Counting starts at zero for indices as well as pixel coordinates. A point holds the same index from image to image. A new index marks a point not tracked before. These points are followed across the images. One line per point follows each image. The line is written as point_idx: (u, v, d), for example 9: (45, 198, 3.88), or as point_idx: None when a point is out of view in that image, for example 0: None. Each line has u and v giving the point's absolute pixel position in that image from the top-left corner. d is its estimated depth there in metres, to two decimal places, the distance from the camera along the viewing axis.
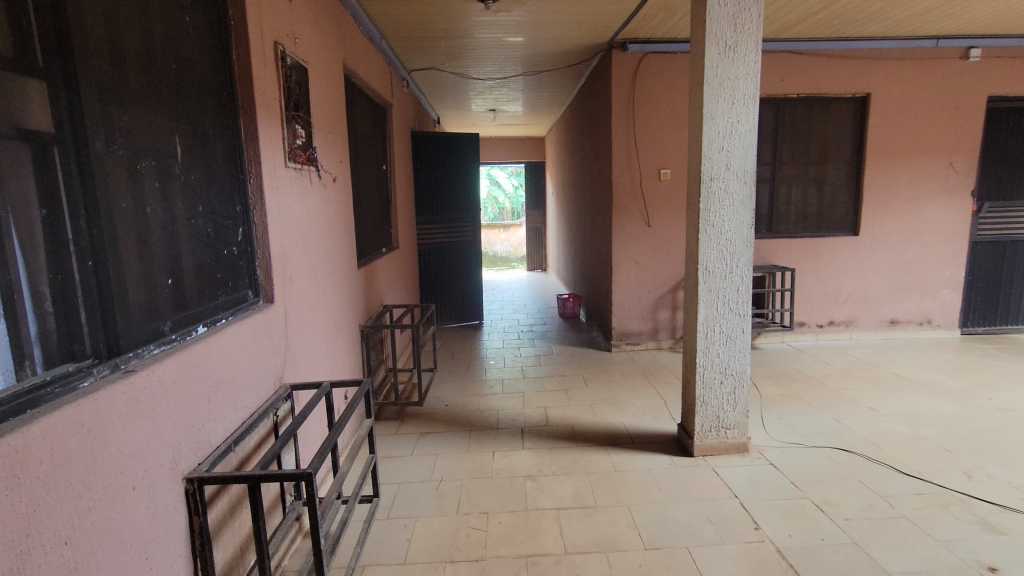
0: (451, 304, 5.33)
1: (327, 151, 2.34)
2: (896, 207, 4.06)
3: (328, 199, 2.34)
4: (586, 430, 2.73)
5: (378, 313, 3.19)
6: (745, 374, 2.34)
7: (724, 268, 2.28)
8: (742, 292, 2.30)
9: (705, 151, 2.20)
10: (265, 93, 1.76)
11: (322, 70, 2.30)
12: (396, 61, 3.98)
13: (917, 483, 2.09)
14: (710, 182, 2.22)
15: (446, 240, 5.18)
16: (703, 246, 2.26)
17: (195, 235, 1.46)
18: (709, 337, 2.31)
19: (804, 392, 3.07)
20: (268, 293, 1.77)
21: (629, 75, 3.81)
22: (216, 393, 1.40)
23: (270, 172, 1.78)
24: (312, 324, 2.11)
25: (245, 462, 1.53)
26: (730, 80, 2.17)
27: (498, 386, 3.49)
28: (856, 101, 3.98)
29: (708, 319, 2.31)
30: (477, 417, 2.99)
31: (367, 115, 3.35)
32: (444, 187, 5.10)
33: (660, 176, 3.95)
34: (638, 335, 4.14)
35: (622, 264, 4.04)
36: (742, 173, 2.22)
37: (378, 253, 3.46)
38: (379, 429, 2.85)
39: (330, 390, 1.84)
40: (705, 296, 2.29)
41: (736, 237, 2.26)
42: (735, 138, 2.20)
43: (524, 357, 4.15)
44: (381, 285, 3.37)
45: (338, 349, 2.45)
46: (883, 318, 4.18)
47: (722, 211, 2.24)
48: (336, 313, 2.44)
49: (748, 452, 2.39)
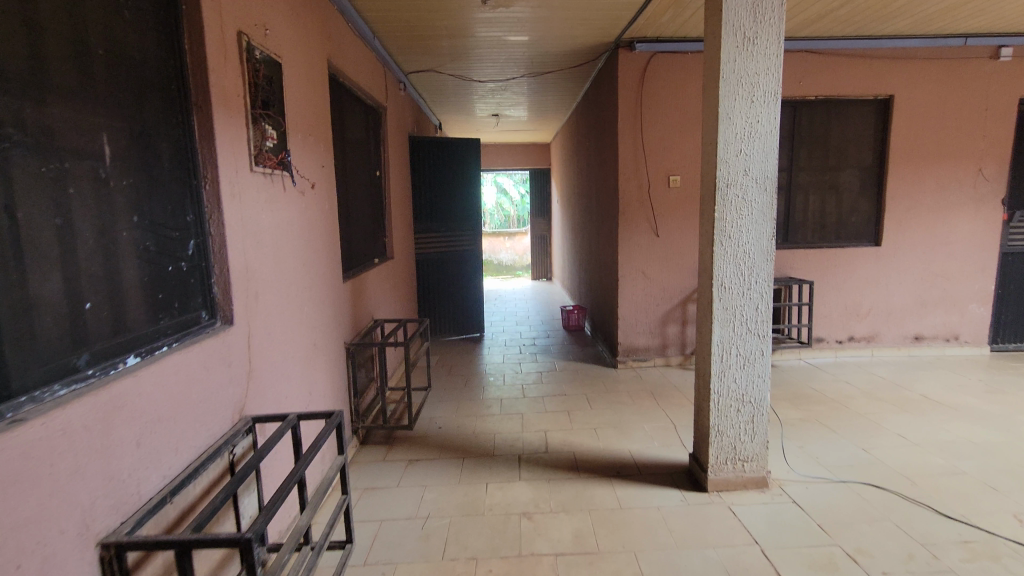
0: (450, 316, 5.12)
1: (306, 155, 2.15)
2: (921, 215, 3.82)
3: (306, 207, 2.14)
4: (589, 458, 2.51)
5: (367, 328, 2.98)
6: (764, 401, 2.12)
7: (742, 284, 2.05)
8: (761, 311, 2.07)
9: (721, 154, 1.99)
10: (225, 87, 1.56)
11: (300, 67, 2.10)
12: (391, 62, 3.79)
13: (962, 528, 1.86)
14: (726, 187, 2.00)
15: (445, 250, 4.99)
16: (718, 259, 2.04)
17: (131, 251, 1.25)
18: (724, 361, 2.09)
19: (826, 417, 2.83)
20: (227, 313, 1.57)
21: (637, 76, 3.60)
22: (150, 434, 1.20)
23: (231, 177, 1.59)
24: (284, 345, 1.91)
25: (189, 512, 1.32)
26: (749, 75, 1.96)
27: (496, 406, 3.27)
28: (878, 104, 3.75)
29: (723, 340, 2.08)
30: (471, 442, 2.77)
31: (357, 118, 3.15)
32: (443, 194, 4.91)
33: (670, 183, 3.74)
34: (645, 351, 3.91)
35: (629, 275, 3.82)
36: (762, 178, 2.01)
37: (368, 265, 3.25)
38: (364, 455, 2.64)
39: (298, 423, 1.62)
40: (720, 316, 2.07)
41: (756, 249, 2.04)
42: (754, 139, 1.99)
43: (525, 373, 3.94)
44: (371, 298, 3.16)
45: (318, 371, 2.25)
46: (907, 334, 3.94)
47: (739, 221, 2.03)
48: (315, 331, 2.25)
49: (767, 487, 2.16)
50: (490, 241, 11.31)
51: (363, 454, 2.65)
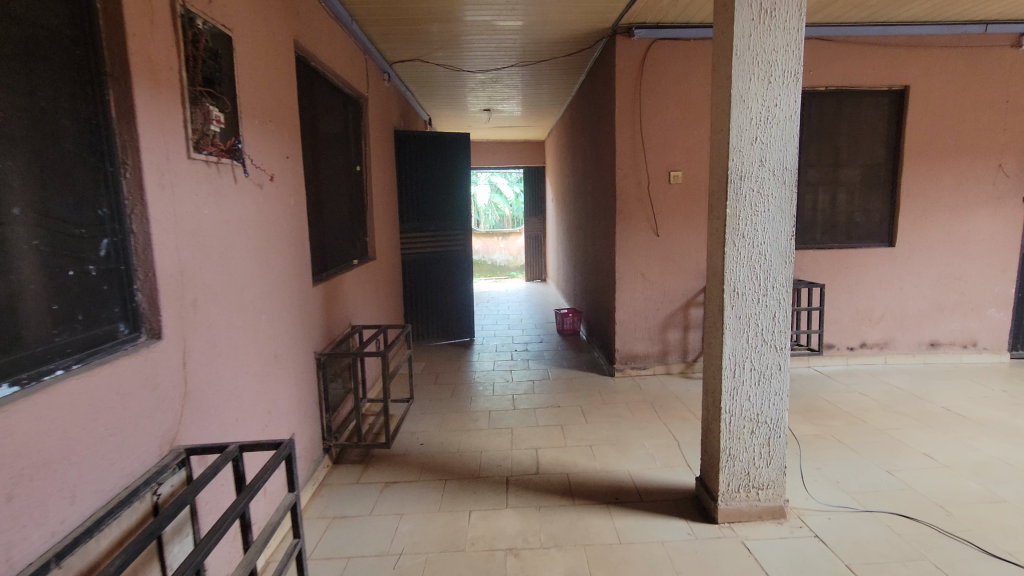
0: (439, 319, 4.87)
1: (264, 144, 1.90)
2: (937, 214, 3.60)
3: (263, 203, 1.89)
4: (585, 482, 2.27)
5: (342, 335, 2.74)
6: (782, 420, 1.88)
7: (757, 290, 1.82)
8: (778, 320, 1.84)
9: (733, 142, 1.75)
10: (152, 55, 1.30)
11: (258, 43, 1.86)
12: (373, 50, 3.54)
13: (1011, 571, 1.63)
14: (739, 180, 1.76)
15: (433, 250, 4.75)
16: (730, 261, 1.80)
17: (16, 251, 0.99)
18: (736, 376, 1.85)
19: (843, 434, 2.60)
20: (152, 325, 1.31)
21: (636, 65, 3.36)
22: (29, 484, 0.94)
23: (163, 164, 1.33)
24: (232, 358, 1.65)
25: (91, 572, 1.06)
26: (767, 52, 1.72)
27: (484, 419, 3.03)
28: (892, 95, 3.53)
29: (735, 353, 1.84)
30: (455, 461, 2.52)
31: (333, 107, 2.91)
32: (431, 192, 4.67)
33: (671, 179, 3.50)
34: (644, 358, 3.68)
35: (628, 278, 3.58)
36: (780, 169, 1.77)
37: (345, 267, 3.00)
38: (337, 478, 2.39)
39: (239, 454, 1.36)
40: (732, 325, 1.83)
41: (773, 251, 1.80)
42: (772, 124, 1.75)
43: (517, 381, 3.70)
44: (348, 303, 2.92)
45: (280, 388, 2.00)
46: (922, 341, 3.72)
47: (755, 218, 1.79)
48: (277, 342, 1.99)
49: (785, 518, 1.93)
50: (484, 241, 11.07)
51: (335, 476, 2.41)
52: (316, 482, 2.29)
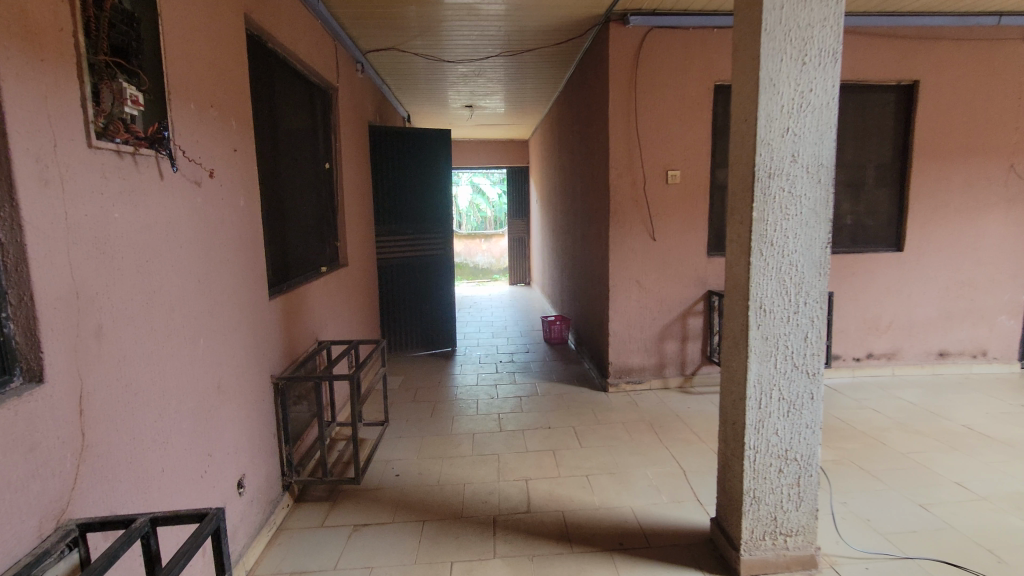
0: (418, 328, 4.56)
1: (202, 133, 1.59)
2: (947, 217, 3.40)
3: (201, 204, 1.58)
4: (583, 522, 1.99)
5: (306, 355, 2.43)
6: (813, 457, 1.62)
7: (787, 306, 1.55)
8: (811, 342, 1.57)
9: (762, 133, 1.48)
10: (31, 9, 0.99)
11: (193, 11, 1.54)
12: (345, 37, 3.24)
13: None
14: (767, 177, 1.50)
15: (412, 255, 4.44)
16: (756, 273, 1.53)
17: None
18: (762, 407, 1.59)
19: (862, 459, 2.36)
20: (32, 363, 0.99)
21: (630, 54, 3.10)
22: None
23: (49, 152, 1.02)
24: (154, 396, 1.33)
25: None
26: (801, 27, 1.46)
27: (467, 443, 2.73)
28: (901, 90, 3.31)
29: (761, 380, 1.58)
30: (434, 497, 2.22)
31: (295, 95, 2.59)
32: (410, 193, 4.37)
33: (668, 179, 3.24)
34: (640, 371, 3.41)
35: (622, 285, 3.32)
36: (814, 165, 1.51)
37: (311, 275, 2.69)
38: (298, 520, 2.08)
39: (151, 529, 1.04)
40: (757, 348, 1.57)
41: (806, 262, 1.54)
42: (806, 113, 1.49)
43: (502, 398, 3.41)
44: (313, 316, 2.60)
45: (224, 423, 1.69)
46: (930, 350, 3.51)
47: (785, 223, 1.52)
48: (221, 368, 1.68)
49: (817, 569, 1.67)
50: (466, 243, 10.80)
51: (296, 518, 2.09)
52: (272, 527, 1.98)
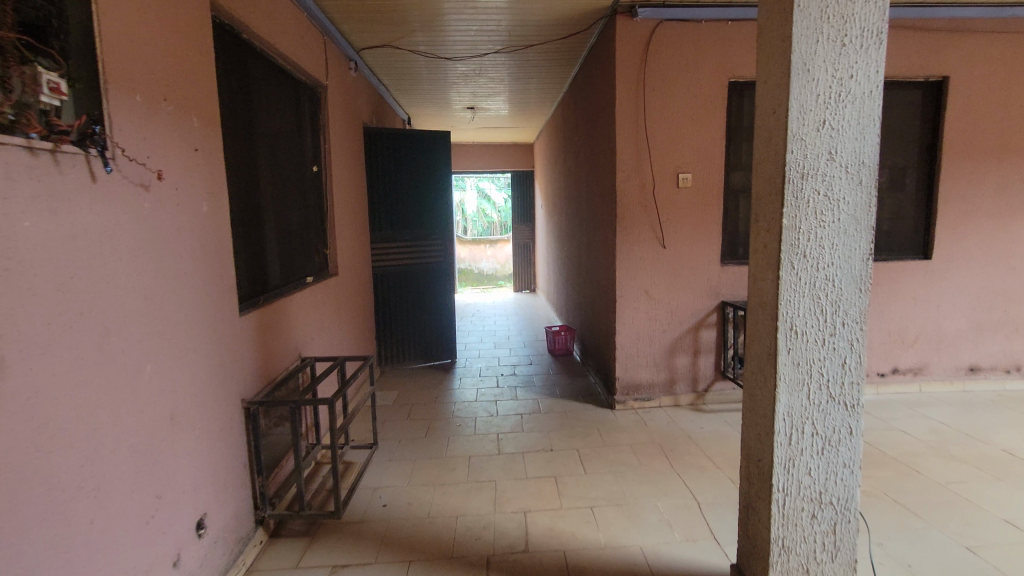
0: (416, 339, 4.36)
1: (150, 130, 1.40)
2: (978, 222, 3.17)
3: (149, 211, 1.39)
4: (586, 565, 1.78)
5: (285, 374, 2.24)
6: (851, 501, 1.40)
7: (822, 328, 1.34)
8: (850, 369, 1.36)
9: (794, 126, 1.27)
10: None
11: None
12: (335, 32, 3.05)
13: None
14: (800, 178, 1.29)
15: (410, 262, 4.25)
16: (786, 290, 1.33)
17: None
18: (793, 443, 1.37)
19: (896, 490, 2.13)
20: None
21: (639, 49, 2.90)
22: None
23: None
24: (78, 436, 1.14)
25: None
26: (841, 3, 1.25)
27: (463, 467, 2.52)
28: (929, 87, 3.09)
29: (791, 413, 1.37)
30: (422, 532, 2.01)
31: (276, 93, 2.40)
32: (407, 197, 4.18)
33: (678, 182, 3.03)
34: (649, 387, 3.20)
35: (630, 295, 3.10)
36: (854, 164, 1.29)
37: (293, 286, 2.49)
38: (271, 559, 1.88)
39: None
40: (788, 376, 1.35)
41: (845, 276, 1.33)
42: (845, 103, 1.28)
43: (502, 415, 3.21)
44: (294, 330, 2.40)
45: (178, 458, 1.50)
46: (961, 365, 3.28)
47: (821, 230, 1.31)
48: (174, 397, 1.49)
49: None
50: (470, 248, 10.62)
51: (269, 556, 1.90)
52: (240, 570, 1.78)
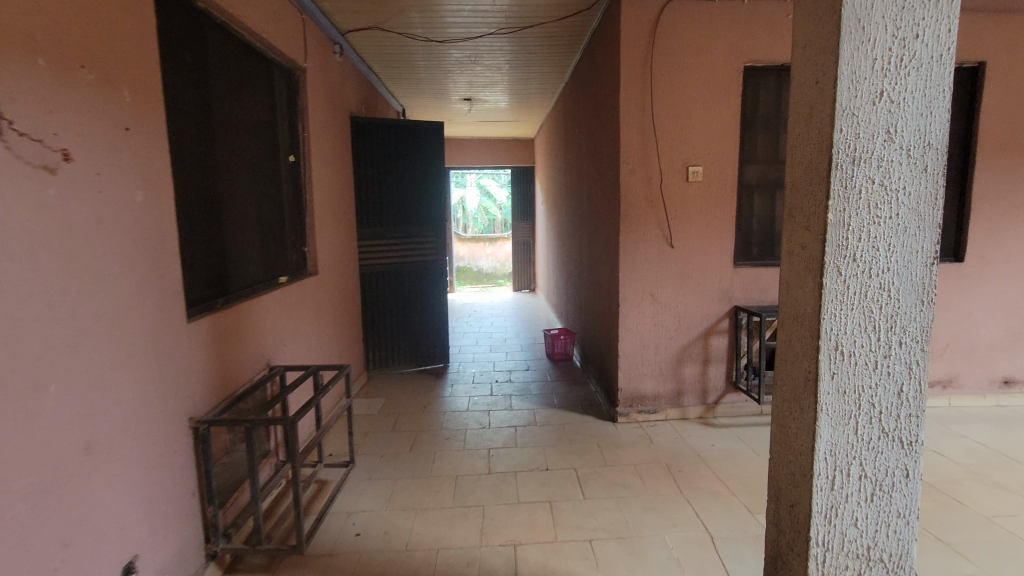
0: (407, 342, 4.11)
1: (58, 102, 1.16)
2: (1015, 222, 2.91)
3: (56, 200, 1.15)
4: None
5: (247, 387, 1.99)
6: (905, 557, 1.16)
7: (873, 348, 1.09)
8: (906, 398, 1.11)
9: (844, 98, 1.02)
10: None
11: None
12: (315, 10, 2.80)
13: None
14: (850, 163, 1.04)
15: (400, 261, 4.00)
16: (830, 303, 1.08)
17: None
18: (836, 488, 1.13)
19: (938, 526, 1.88)
20: None
21: (646, 28, 2.64)
22: None
23: None
24: None
25: None
26: None
27: (448, 489, 2.28)
28: (963, 74, 2.83)
29: (834, 451, 1.12)
30: (398, 569, 1.77)
31: (241, 71, 2.15)
32: (398, 192, 3.92)
33: (688, 175, 2.78)
34: (654, 399, 2.95)
35: (634, 299, 2.85)
36: (918, 146, 1.04)
37: (263, 287, 2.25)
38: None
39: None
40: (830, 406, 1.11)
41: (903, 286, 1.08)
42: (907, 70, 1.03)
43: (495, 427, 2.96)
44: (260, 338, 2.16)
45: (98, 495, 1.26)
46: (994, 377, 3.02)
47: (875, 228, 1.06)
48: (90, 423, 1.25)
49: None
50: (470, 246, 10.37)
51: None
52: None
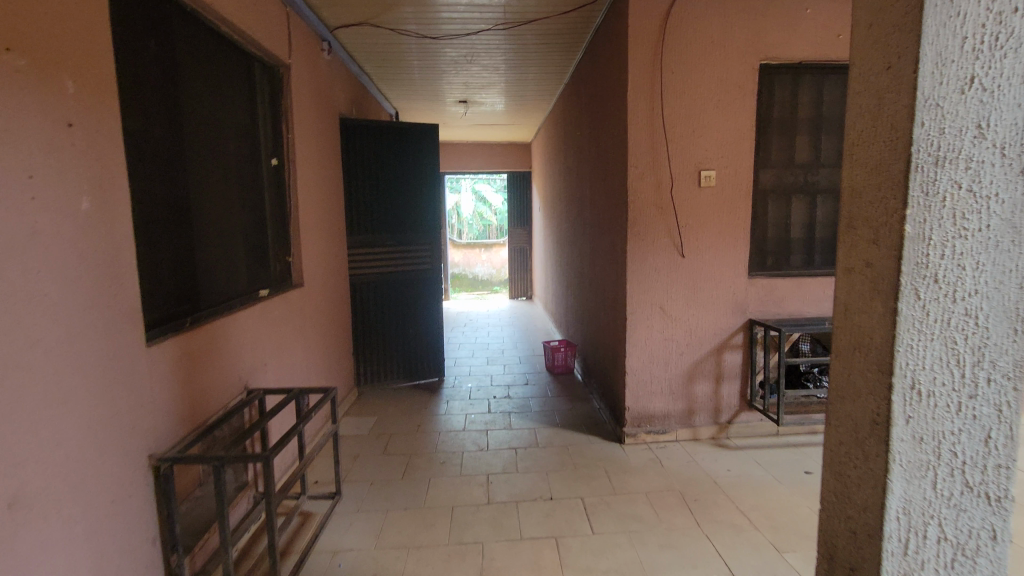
0: (400, 355, 3.91)
1: None
2: None
3: None
4: None
5: (221, 415, 1.79)
6: None
7: (956, 387, 0.91)
8: (994, 447, 0.92)
9: (928, 86, 0.84)
10: None
11: None
12: (300, 3, 2.62)
13: None
14: (933, 164, 0.86)
15: (393, 270, 3.81)
16: (906, 332, 0.90)
17: None
18: (910, 553, 0.95)
19: None
20: None
21: (656, 22, 2.46)
22: None
23: None
24: None
25: None
26: None
27: (444, 523, 2.08)
28: None
29: (908, 508, 0.94)
30: None
31: (215, 65, 1.95)
32: (390, 197, 3.73)
33: (701, 180, 2.61)
34: (664, 419, 2.77)
35: (643, 312, 2.67)
36: (1015, 142, 0.85)
37: (240, 301, 2.05)
38: None
39: None
40: (905, 455, 0.93)
41: (995, 313, 0.88)
42: (1004, 51, 0.84)
43: (493, 449, 2.76)
44: (236, 358, 1.96)
45: (31, 558, 1.06)
46: None
47: (960, 243, 0.88)
48: (18, 472, 1.05)
49: None
50: (464, 253, 10.18)
51: None
52: None
